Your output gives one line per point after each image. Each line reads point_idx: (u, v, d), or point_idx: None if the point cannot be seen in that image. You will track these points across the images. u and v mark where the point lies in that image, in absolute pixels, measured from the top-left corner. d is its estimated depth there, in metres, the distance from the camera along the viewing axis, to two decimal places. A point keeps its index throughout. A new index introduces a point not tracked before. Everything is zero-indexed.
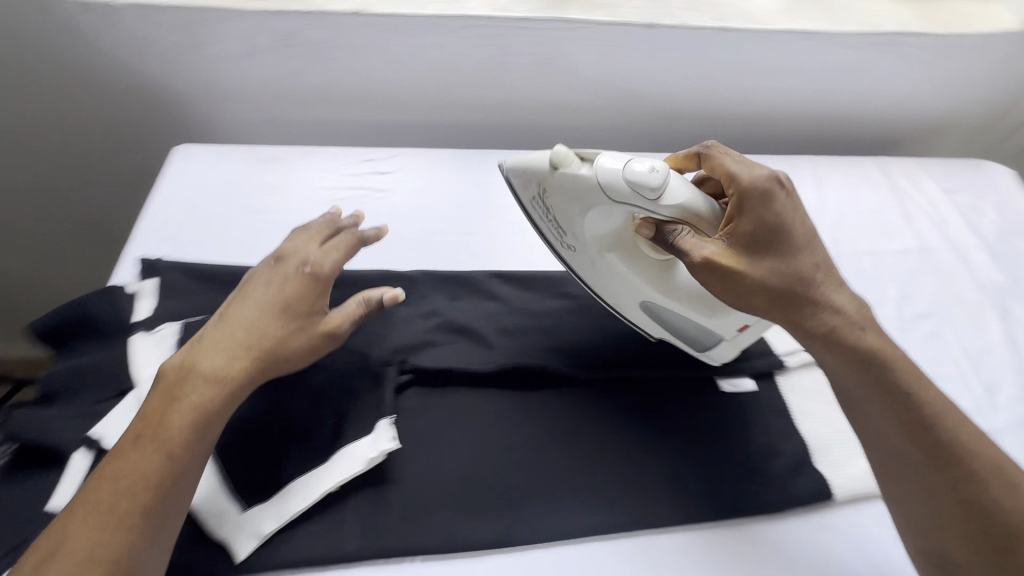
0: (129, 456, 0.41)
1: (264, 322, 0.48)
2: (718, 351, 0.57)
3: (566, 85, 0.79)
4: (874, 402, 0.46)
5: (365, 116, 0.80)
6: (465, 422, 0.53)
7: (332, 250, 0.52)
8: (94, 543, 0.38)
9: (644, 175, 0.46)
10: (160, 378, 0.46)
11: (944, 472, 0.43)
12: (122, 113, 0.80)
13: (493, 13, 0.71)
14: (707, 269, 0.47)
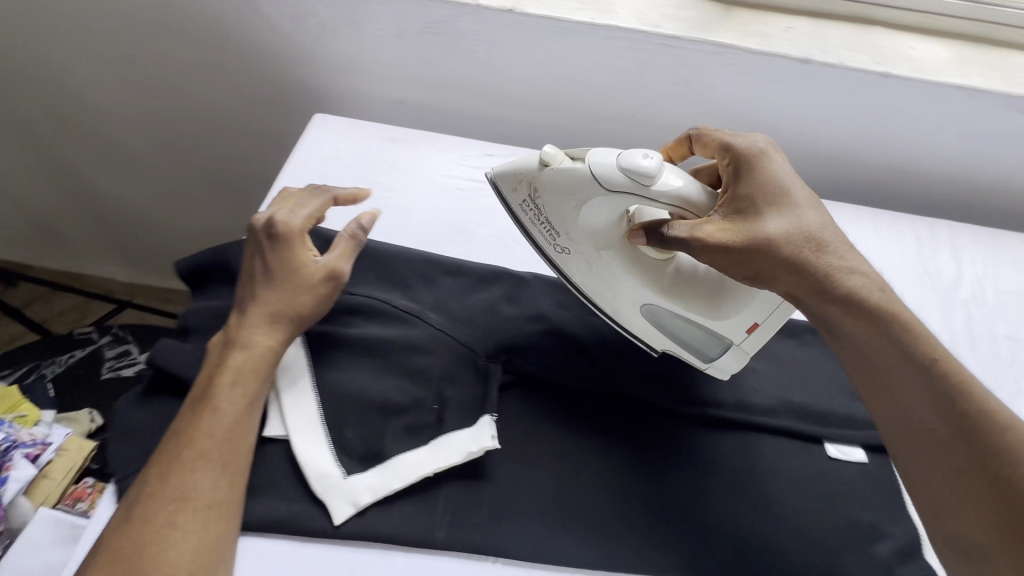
0: (185, 417, 0.47)
1: (268, 274, 0.53)
2: (725, 362, 0.55)
3: (699, 110, 0.77)
4: (896, 372, 0.45)
5: (490, 110, 0.82)
6: (561, 434, 0.53)
7: (300, 207, 0.57)
8: (165, 486, 0.43)
9: (636, 162, 0.47)
10: (204, 355, 0.51)
11: (977, 448, 0.42)
12: (267, 75, 0.85)
13: (643, 28, 0.70)
14: (716, 248, 0.47)
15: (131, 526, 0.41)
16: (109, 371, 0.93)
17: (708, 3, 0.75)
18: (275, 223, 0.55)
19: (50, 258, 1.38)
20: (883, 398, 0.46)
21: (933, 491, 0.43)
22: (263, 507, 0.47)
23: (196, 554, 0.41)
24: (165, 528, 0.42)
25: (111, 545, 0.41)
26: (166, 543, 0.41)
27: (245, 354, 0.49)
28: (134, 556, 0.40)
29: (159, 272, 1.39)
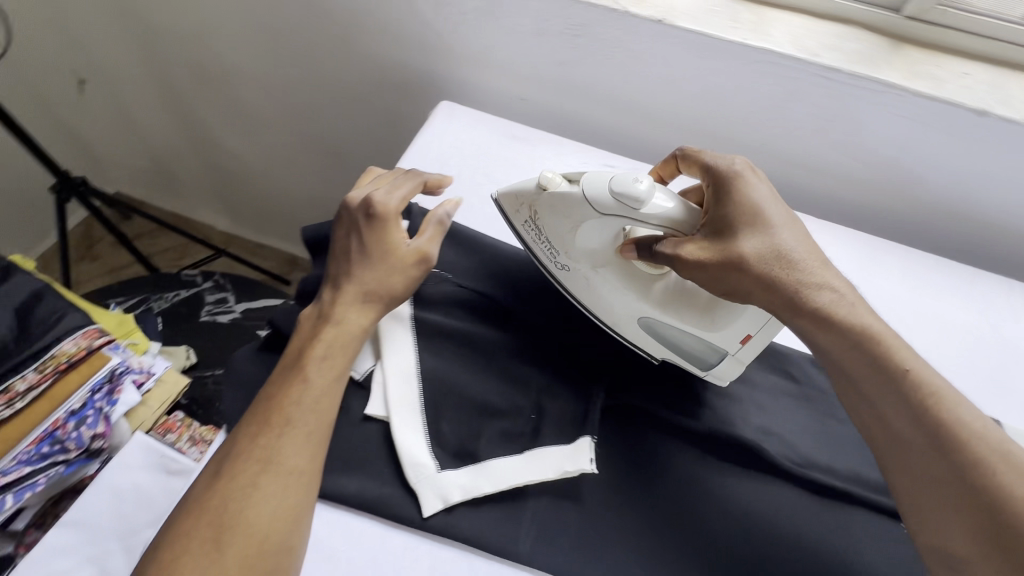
0: (278, 382, 0.48)
1: (361, 254, 0.53)
2: (722, 370, 0.54)
3: (838, 150, 0.73)
4: (871, 380, 0.44)
5: (614, 119, 0.81)
6: (658, 470, 0.50)
7: (396, 187, 0.57)
8: (253, 445, 0.44)
9: (627, 186, 0.47)
10: (298, 327, 0.52)
11: (960, 461, 0.40)
12: (397, 57, 0.86)
13: (800, 56, 0.66)
14: (693, 266, 0.47)
15: (220, 479, 0.43)
16: (207, 314, 0.99)
17: (873, 36, 0.69)
18: (371, 203, 0.54)
19: (165, 199, 1.50)
20: (864, 408, 0.45)
21: (917, 501, 0.41)
22: (357, 484, 0.47)
23: (274, 517, 0.42)
24: (249, 487, 0.42)
25: (202, 493, 0.43)
26: (248, 501, 0.42)
27: (335, 329, 0.50)
28: (219, 508, 0.42)
29: (257, 226, 1.48)
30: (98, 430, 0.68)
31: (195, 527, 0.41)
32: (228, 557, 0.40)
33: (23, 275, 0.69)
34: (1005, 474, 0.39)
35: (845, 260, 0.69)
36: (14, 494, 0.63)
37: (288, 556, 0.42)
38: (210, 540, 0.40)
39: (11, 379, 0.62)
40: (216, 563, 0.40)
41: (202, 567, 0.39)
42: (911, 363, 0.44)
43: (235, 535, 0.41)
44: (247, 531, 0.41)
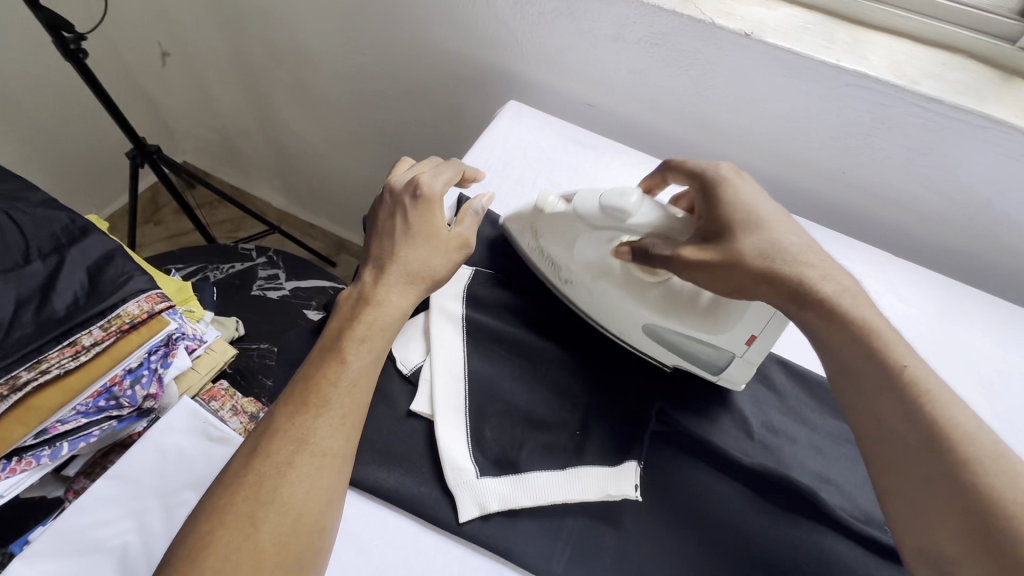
0: (315, 363, 0.47)
1: (406, 235, 0.53)
2: (733, 373, 0.52)
3: (928, 186, 0.68)
4: (867, 372, 0.43)
5: (685, 132, 0.78)
6: (704, 506, 0.48)
7: (440, 172, 0.57)
8: (288, 424, 0.44)
9: (615, 198, 0.49)
10: (336, 309, 0.51)
11: (952, 458, 0.38)
12: (467, 53, 0.85)
13: (897, 83, 0.61)
14: (692, 266, 0.48)
15: (256, 456, 0.42)
16: (258, 288, 1.02)
17: (981, 67, 0.64)
18: (418, 184, 0.55)
19: (228, 172, 1.55)
20: (856, 399, 0.44)
21: (907, 497, 0.40)
22: (395, 480, 0.47)
23: (308, 498, 0.42)
24: (284, 466, 0.42)
25: (239, 469, 0.42)
26: (284, 480, 0.41)
27: (375, 310, 0.49)
28: (255, 485, 0.41)
29: (310, 206, 1.51)
30: (150, 391, 0.72)
31: (231, 502, 0.41)
32: (264, 535, 0.40)
33: (98, 234, 0.72)
34: (998, 475, 0.37)
35: (922, 304, 0.65)
36: (69, 442, 0.66)
37: (320, 538, 0.42)
38: (245, 517, 0.40)
39: (80, 333, 0.65)
40: (251, 540, 0.39)
41: (237, 543, 0.39)
42: (908, 359, 0.43)
43: (270, 513, 0.40)
44: (282, 509, 0.41)
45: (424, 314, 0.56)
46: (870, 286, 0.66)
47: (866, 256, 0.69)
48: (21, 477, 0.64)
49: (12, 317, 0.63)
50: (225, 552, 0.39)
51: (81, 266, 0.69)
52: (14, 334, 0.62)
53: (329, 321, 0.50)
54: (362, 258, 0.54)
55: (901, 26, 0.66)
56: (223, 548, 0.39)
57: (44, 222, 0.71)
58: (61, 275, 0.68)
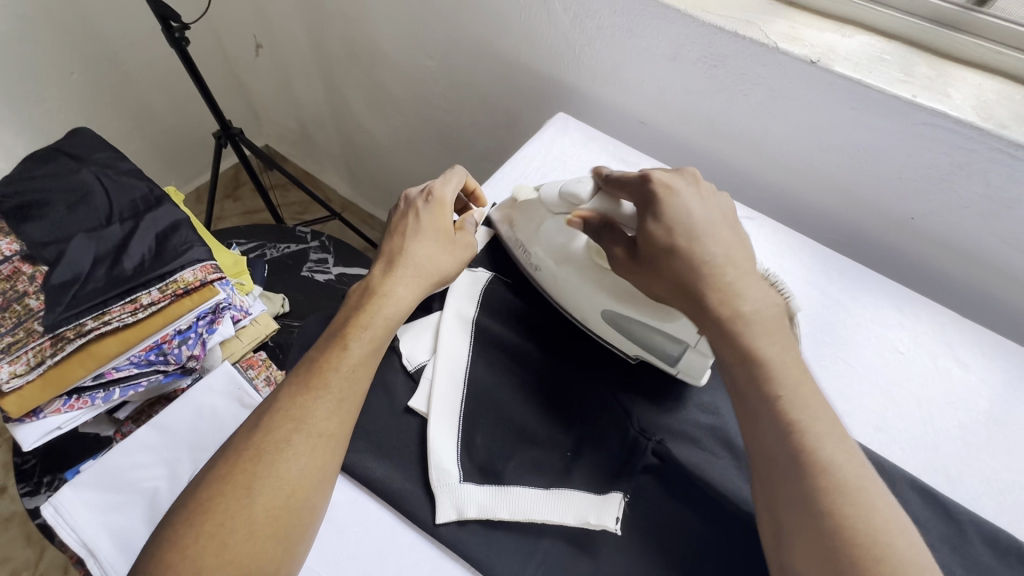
0: (321, 348, 0.50)
1: (416, 234, 0.56)
2: (687, 364, 0.52)
3: (1011, 244, 0.61)
4: (756, 391, 0.42)
5: (741, 159, 0.75)
6: (689, 552, 0.45)
7: (450, 179, 0.60)
8: (289, 402, 0.46)
9: (572, 185, 0.53)
10: (345, 300, 0.54)
11: (813, 487, 0.38)
12: (525, 62, 0.86)
13: (981, 125, 0.55)
14: (621, 268, 0.50)
15: (257, 431, 0.45)
16: (307, 270, 1.08)
17: None
18: (431, 190, 0.59)
19: (302, 158, 1.67)
20: (744, 415, 0.43)
21: (771, 521, 0.39)
22: (382, 472, 0.48)
23: (302, 475, 0.43)
24: (281, 442, 0.44)
25: (241, 441, 0.45)
26: (280, 456, 0.43)
27: (382, 302, 0.52)
28: (254, 458, 0.43)
29: (371, 197, 1.58)
30: (194, 352, 0.78)
31: (230, 473, 0.43)
32: (257, 505, 0.42)
33: (170, 205, 0.80)
34: (851, 507, 0.37)
35: (986, 374, 0.58)
36: (120, 389, 0.74)
37: (311, 515, 0.44)
38: (242, 487, 0.42)
39: (141, 292, 0.71)
40: (246, 510, 0.41)
41: (235, 512, 0.41)
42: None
43: (266, 487, 0.42)
44: (276, 484, 0.43)
45: (438, 314, 0.57)
46: (925, 346, 0.60)
47: (926, 312, 0.62)
48: (77, 413, 0.72)
49: (89, 272, 0.72)
50: (222, 518, 0.41)
51: (151, 233, 0.77)
52: (88, 286, 0.70)
53: (338, 310, 0.53)
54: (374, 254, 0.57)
55: (997, 62, 0.60)
56: (219, 514, 0.41)
57: (128, 189, 0.79)
58: (134, 238, 0.75)
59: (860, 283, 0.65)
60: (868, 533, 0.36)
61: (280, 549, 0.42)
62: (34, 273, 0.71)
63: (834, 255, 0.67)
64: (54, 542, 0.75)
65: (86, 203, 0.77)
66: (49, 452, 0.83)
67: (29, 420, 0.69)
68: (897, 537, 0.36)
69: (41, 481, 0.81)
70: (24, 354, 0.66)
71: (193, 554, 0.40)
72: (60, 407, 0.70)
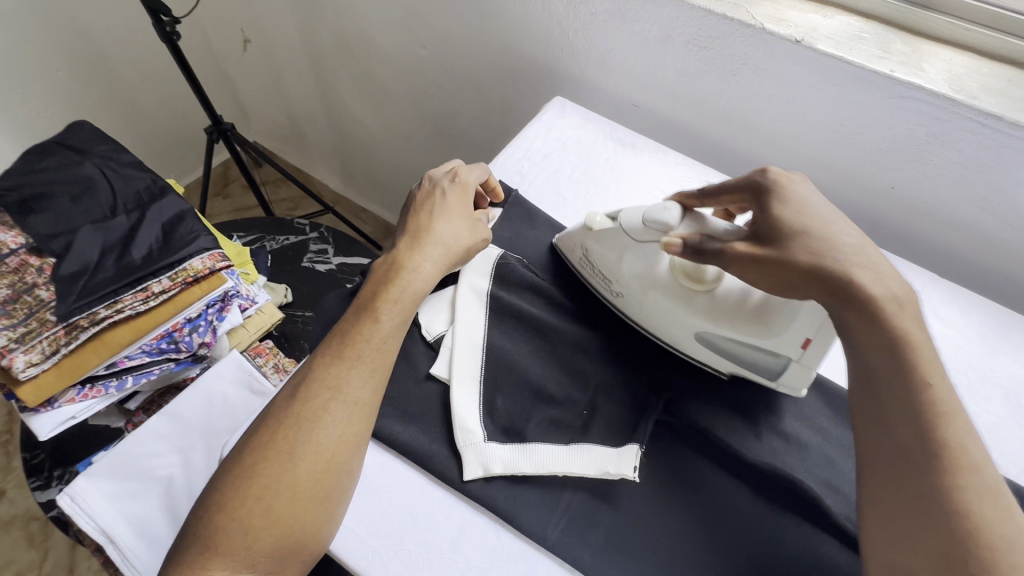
0: (351, 319, 0.51)
1: (442, 213, 0.58)
2: (790, 377, 0.52)
3: (983, 208, 0.65)
4: (886, 379, 0.41)
5: (729, 138, 0.78)
6: (702, 496, 0.48)
7: (472, 166, 0.64)
8: (324, 374, 0.48)
9: (657, 212, 0.51)
10: (370, 273, 0.55)
11: (953, 486, 0.37)
12: (520, 48, 0.88)
13: (954, 96, 0.59)
14: (741, 259, 0.47)
15: (295, 400, 0.47)
16: (308, 260, 1.09)
17: None
18: (456, 172, 0.62)
19: (292, 153, 1.66)
20: (869, 408, 0.42)
21: (892, 514, 0.39)
22: (409, 435, 0.50)
23: (340, 441, 0.46)
24: (319, 410, 0.46)
25: (279, 410, 0.46)
26: (319, 423, 0.45)
27: (410, 275, 0.54)
28: (294, 426, 0.45)
29: (364, 190, 1.59)
30: (205, 339, 0.79)
31: (272, 440, 0.45)
32: (299, 470, 0.44)
33: (174, 196, 0.80)
34: (990, 506, 0.37)
35: (964, 328, 0.62)
36: (133, 377, 0.75)
37: (348, 478, 0.46)
38: (284, 452, 0.44)
39: (151, 280, 0.72)
40: (288, 474, 0.44)
41: (279, 476, 0.43)
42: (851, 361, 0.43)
43: (306, 451, 0.44)
44: (317, 450, 0.45)
45: (452, 287, 0.59)
46: None
47: (907, 274, 0.66)
48: (92, 402, 0.73)
49: (97, 263, 0.72)
50: (267, 483, 0.43)
51: (157, 223, 0.78)
52: (98, 277, 0.71)
53: (364, 283, 0.55)
54: (397, 232, 0.59)
55: (967, 39, 0.64)
56: (265, 478, 0.43)
57: (131, 181, 0.80)
58: (140, 229, 0.76)
59: None
60: (1000, 532, 0.36)
61: (321, 510, 0.44)
62: (42, 265, 0.71)
63: None
64: (70, 532, 0.76)
65: (89, 195, 0.77)
66: (60, 445, 0.83)
67: (43, 410, 0.69)
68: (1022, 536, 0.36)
69: (51, 475, 0.81)
70: (38, 343, 0.66)
71: (242, 514, 0.42)
72: (74, 396, 0.71)
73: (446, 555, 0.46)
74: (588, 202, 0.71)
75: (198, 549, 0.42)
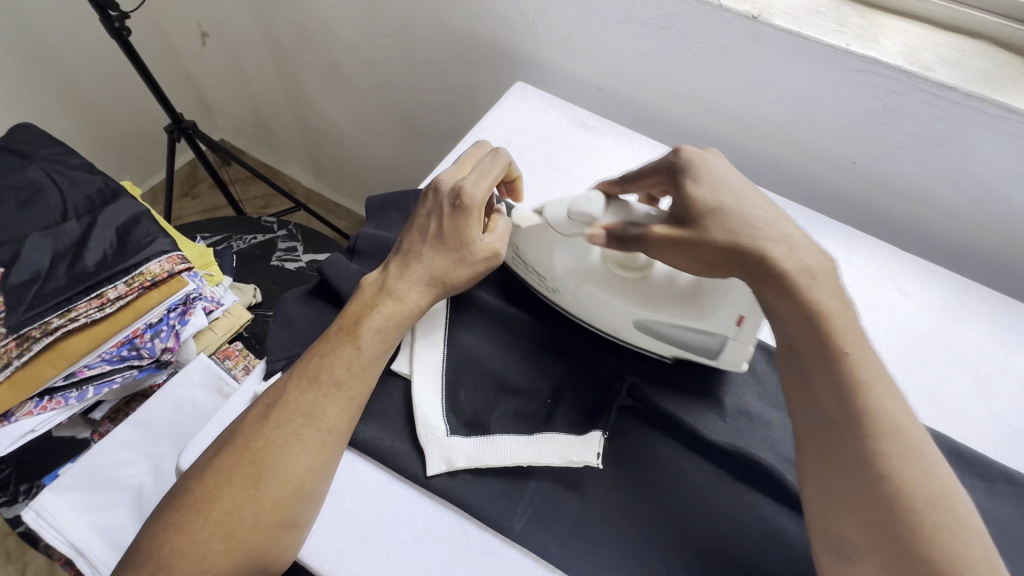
0: (331, 343, 0.49)
1: (435, 242, 0.53)
2: (728, 354, 0.51)
3: (942, 180, 0.65)
4: (813, 355, 0.43)
5: (693, 118, 0.78)
6: (667, 480, 0.48)
7: (483, 176, 0.54)
8: (298, 399, 0.46)
9: (581, 204, 0.51)
10: (358, 290, 0.53)
11: (874, 449, 0.38)
12: (481, 34, 0.86)
13: (910, 68, 0.59)
14: (664, 243, 0.48)
15: (266, 423, 0.45)
16: (277, 259, 1.07)
17: (1004, 53, 0.61)
18: (460, 191, 0.53)
19: (261, 149, 1.63)
20: (795, 376, 0.44)
21: (818, 478, 0.40)
22: (371, 433, 0.50)
23: (310, 465, 0.45)
24: (291, 435, 0.45)
25: (246, 432, 0.45)
26: (289, 449, 0.44)
27: (396, 306, 0.51)
28: (262, 450, 0.44)
29: (336, 185, 1.56)
30: (167, 344, 0.77)
31: (239, 462, 0.44)
32: (265, 494, 0.43)
33: (128, 198, 0.78)
34: (913, 468, 0.37)
35: (924, 300, 0.63)
36: (94, 387, 0.73)
37: (315, 501, 0.45)
38: (250, 478, 0.43)
39: (106, 286, 0.70)
40: (254, 497, 0.43)
41: (243, 502, 0.43)
42: (815, 335, 0.43)
43: (274, 477, 0.44)
44: (285, 476, 0.44)
45: None
46: (869, 278, 0.64)
47: (869, 249, 0.67)
48: (52, 415, 0.71)
49: (48, 270, 0.70)
50: (231, 507, 0.43)
51: (111, 226, 0.75)
52: (49, 285, 0.69)
53: (351, 301, 0.52)
54: (395, 247, 0.55)
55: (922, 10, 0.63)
56: (228, 503, 0.43)
57: (81, 184, 0.77)
58: (93, 233, 0.73)
59: (809, 224, 0.68)
60: (927, 495, 0.37)
61: (288, 533, 0.44)
62: None
63: (784, 201, 0.71)
64: (39, 547, 0.74)
65: (38, 200, 0.74)
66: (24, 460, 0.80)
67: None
68: (953, 499, 0.37)
69: (18, 490, 0.78)
70: None
71: (200, 537, 0.42)
72: (32, 409, 0.69)
73: (411, 551, 0.46)
74: (551, 188, 0.70)
75: (157, 558, 0.42)
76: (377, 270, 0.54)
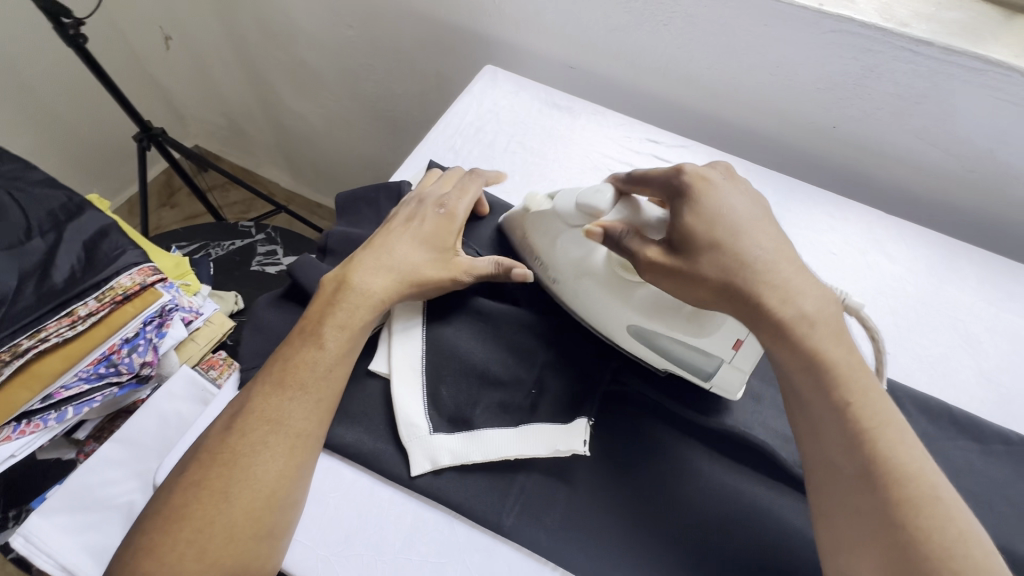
0: (295, 344, 0.48)
1: (411, 238, 0.54)
2: (722, 379, 0.48)
3: (923, 138, 0.64)
4: (819, 398, 0.39)
5: (667, 91, 0.76)
6: (654, 465, 0.47)
7: (464, 191, 0.58)
8: (262, 404, 0.45)
9: (590, 196, 0.48)
10: (320, 288, 0.52)
11: (890, 499, 0.36)
12: (446, 17, 0.84)
13: (884, 25, 0.58)
14: (654, 268, 0.44)
15: (229, 434, 0.44)
16: (257, 264, 1.05)
17: (982, 5, 0.60)
18: (446, 203, 0.56)
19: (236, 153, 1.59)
20: (801, 419, 0.41)
21: (830, 525, 0.38)
22: (352, 436, 0.48)
23: (279, 474, 0.43)
24: (258, 444, 0.43)
25: (211, 444, 0.44)
26: (255, 458, 0.43)
27: (357, 300, 0.50)
28: (228, 463, 0.43)
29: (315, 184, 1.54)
30: (146, 359, 0.75)
31: (206, 477, 0.42)
32: (234, 507, 0.42)
33: (94, 211, 0.75)
34: (928, 516, 0.35)
35: (911, 263, 0.62)
36: (73, 408, 0.71)
37: (290, 508, 0.44)
38: (218, 492, 0.42)
39: (76, 303, 0.68)
40: (222, 513, 0.41)
41: (211, 518, 0.41)
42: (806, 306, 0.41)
43: (241, 490, 0.42)
44: (253, 487, 0.42)
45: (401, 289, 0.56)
46: (854, 244, 0.63)
47: (854, 213, 0.65)
48: (31, 439, 0.68)
49: (16, 290, 0.67)
50: (198, 526, 0.41)
51: (78, 242, 0.73)
52: (16, 306, 0.66)
53: (314, 299, 0.51)
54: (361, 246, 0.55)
55: None
56: (196, 521, 0.41)
57: (44, 200, 0.74)
58: (60, 249, 0.71)
59: (789, 191, 0.67)
60: (943, 544, 0.34)
61: (263, 546, 0.42)
62: None
63: (765, 169, 0.69)
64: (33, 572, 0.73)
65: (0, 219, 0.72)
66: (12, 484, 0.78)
67: None
68: (972, 544, 0.34)
69: (7, 515, 0.77)
70: None
71: (172, 558, 0.40)
72: (10, 434, 0.67)
73: (400, 553, 0.45)
74: (526, 173, 0.69)
75: None
76: (337, 268, 0.53)
